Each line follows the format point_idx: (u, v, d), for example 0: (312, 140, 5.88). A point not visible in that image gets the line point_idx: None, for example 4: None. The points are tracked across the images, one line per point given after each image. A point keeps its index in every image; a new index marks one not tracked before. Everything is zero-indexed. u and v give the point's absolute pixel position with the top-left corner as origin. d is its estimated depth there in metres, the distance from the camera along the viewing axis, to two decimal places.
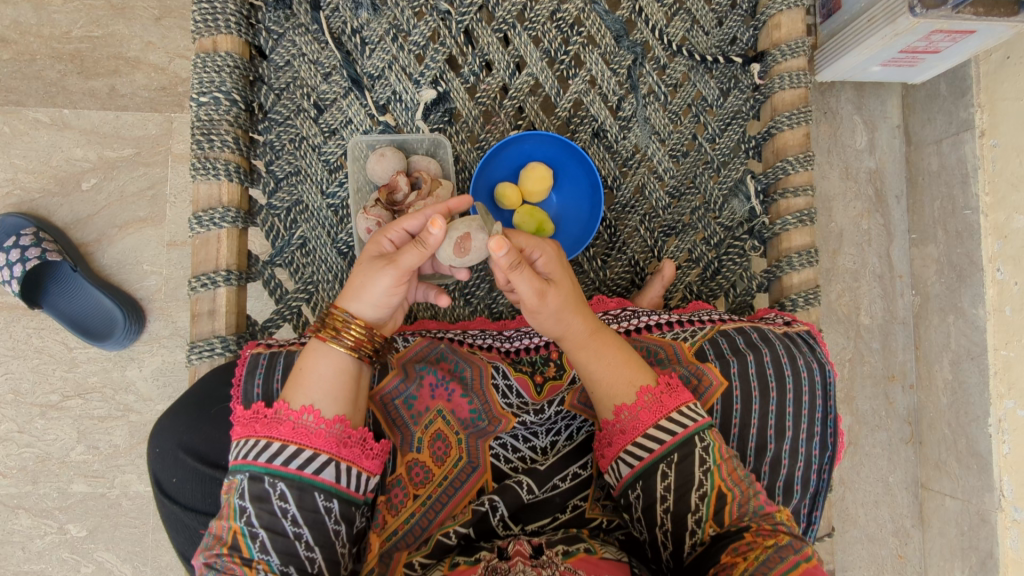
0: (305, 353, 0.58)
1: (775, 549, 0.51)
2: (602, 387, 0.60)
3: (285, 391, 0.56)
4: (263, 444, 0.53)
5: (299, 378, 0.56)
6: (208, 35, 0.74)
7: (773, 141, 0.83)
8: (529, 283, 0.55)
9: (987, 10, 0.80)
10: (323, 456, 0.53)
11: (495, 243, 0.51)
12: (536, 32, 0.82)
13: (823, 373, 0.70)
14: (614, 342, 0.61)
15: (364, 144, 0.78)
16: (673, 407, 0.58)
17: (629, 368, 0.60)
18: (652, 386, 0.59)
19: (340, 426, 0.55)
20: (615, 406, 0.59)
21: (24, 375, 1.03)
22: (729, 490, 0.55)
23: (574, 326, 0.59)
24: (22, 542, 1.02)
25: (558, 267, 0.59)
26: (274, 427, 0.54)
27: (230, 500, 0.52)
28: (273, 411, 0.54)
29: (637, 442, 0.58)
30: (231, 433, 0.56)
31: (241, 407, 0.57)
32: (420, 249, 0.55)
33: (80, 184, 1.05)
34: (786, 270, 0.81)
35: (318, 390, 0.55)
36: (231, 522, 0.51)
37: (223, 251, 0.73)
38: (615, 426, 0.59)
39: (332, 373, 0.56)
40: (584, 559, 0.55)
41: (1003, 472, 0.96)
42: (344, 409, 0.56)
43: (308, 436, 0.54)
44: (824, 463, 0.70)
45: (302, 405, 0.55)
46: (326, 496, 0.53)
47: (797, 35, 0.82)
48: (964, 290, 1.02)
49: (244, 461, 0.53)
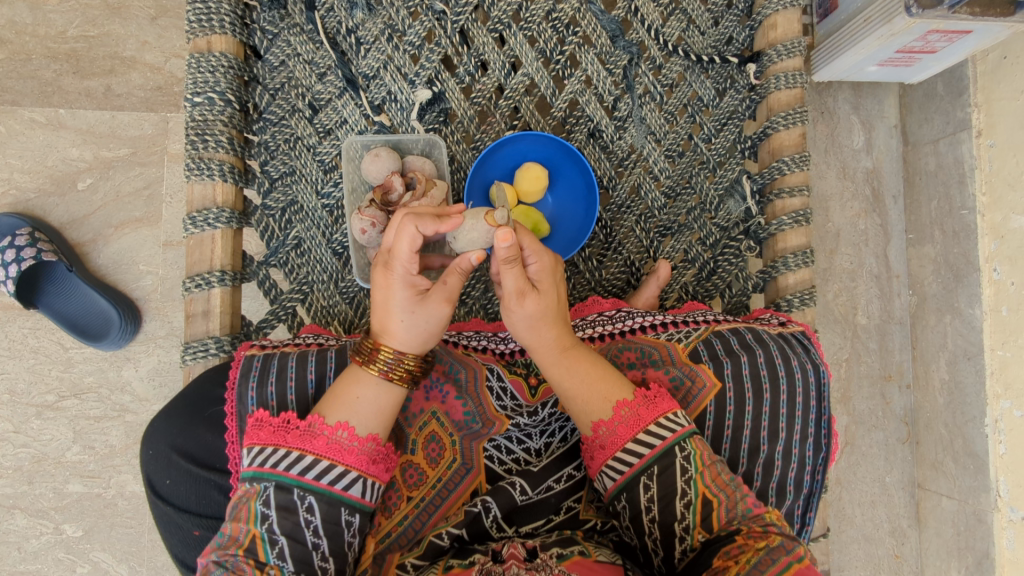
0: (348, 373, 0.58)
1: (766, 550, 0.51)
2: (575, 401, 0.60)
3: (320, 404, 0.56)
4: (295, 456, 0.53)
5: (343, 395, 0.56)
6: (202, 35, 0.73)
7: (769, 141, 0.83)
8: (514, 282, 0.55)
9: (983, 10, 0.80)
10: (353, 472, 0.54)
11: (501, 234, 0.51)
12: (532, 32, 0.82)
13: (817, 374, 0.69)
14: (591, 357, 0.61)
15: (360, 145, 0.78)
16: (651, 419, 0.58)
17: (604, 383, 0.60)
18: (629, 400, 0.58)
19: (373, 444, 0.55)
20: (592, 421, 0.59)
21: (20, 375, 1.03)
22: (715, 496, 0.56)
23: (550, 337, 0.59)
24: (18, 542, 1.02)
25: (548, 276, 0.58)
26: (308, 440, 0.54)
27: (250, 503, 0.52)
28: (308, 423, 0.54)
29: (616, 457, 0.57)
30: (253, 437, 0.55)
31: (263, 412, 0.56)
32: (462, 274, 0.57)
33: (76, 184, 1.05)
34: (781, 270, 0.81)
35: (359, 410, 0.56)
36: (249, 525, 0.51)
37: (217, 251, 0.73)
38: (594, 442, 0.59)
39: (372, 396, 0.57)
40: (579, 562, 0.55)
41: (1000, 472, 0.96)
42: (379, 429, 0.56)
43: (341, 452, 0.54)
44: (818, 464, 0.69)
45: (337, 420, 0.55)
46: (350, 511, 0.54)
47: (793, 35, 0.82)
48: (961, 290, 1.02)
49: (272, 471, 0.53)
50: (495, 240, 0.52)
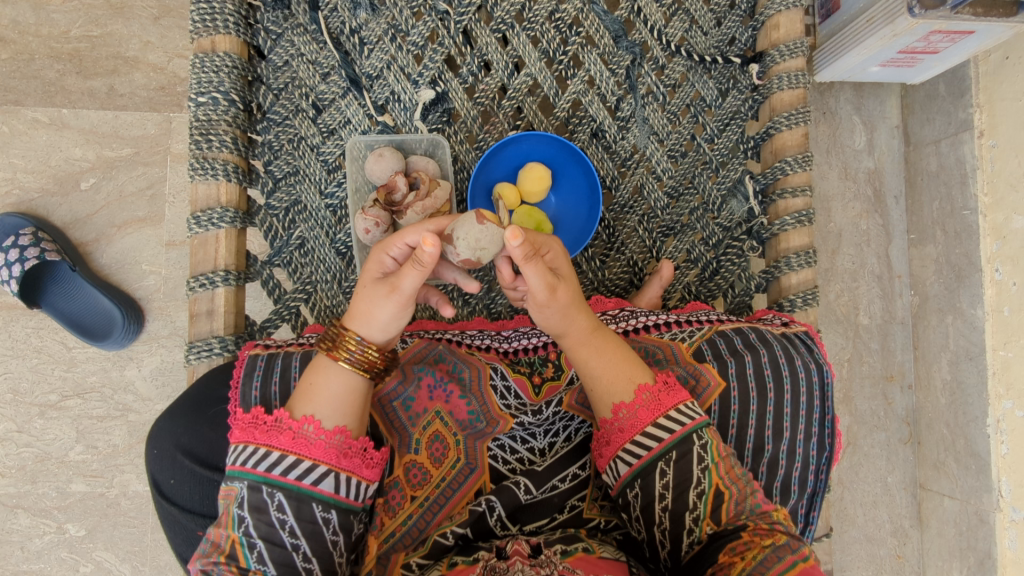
0: (315, 366, 0.57)
1: (772, 548, 0.51)
2: (598, 385, 0.60)
3: (291, 400, 0.56)
4: (262, 452, 0.53)
5: (308, 390, 0.56)
6: (206, 35, 0.74)
7: (772, 141, 0.83)
8: (541, 278, 0.55)
9: (986, 10, 0.80)
10: (321, 467, 0.53)
11: (512, 232, 0.50)
12: (535, 32, 0.82)
13: (820, 374, 0.69)
14: (614, 341, 0.61)
15: (363, 145, 0.78)
16: (671, 404, 0.58)
17: (627, 367, 0.60)
18: (650, 384, 0.59)
19: (340, 437, 0.55)
20: (613, 404, 0.59)
21: (23, 375, 1.03)
22: (727, 488, 0.56)
23: (578, 323, 0.59)
24: (21, 542, 1.02)
25: (567, 264, 0.59)
26: (274, 436, 0.54)
27: (229, 507, 0.52)
28: (274, 419, 0.54)
29: (635, 440, 0.57)
30: (232, 436, 0.55)
31: (242, 410, 0.56)
32: (419, 268, 0.53)
33: (79, 184, 1.05)
34: (784, 270, 0.81)
35: (325, 402, 0.55)
36: (229, 530, 0.52)
37: (221, 251, 0.73)
38: (613, 425, 0.59)
39: (340, 388, 0.56)
40: (582, 558, 0.55)
41: (1002, 472, 0.96)
42: (346, 420, 0.56)
43: (307, 446, 0.54)
44: (822, 464, 0.69)
45: (304, 415, 0.55)
46: (324, 507, 0.53)
47: (796, 35, 0.82)
48: (963, 290, 1.02)
49: (243, 469, 0.53)
50: (506, 239, 0.51)
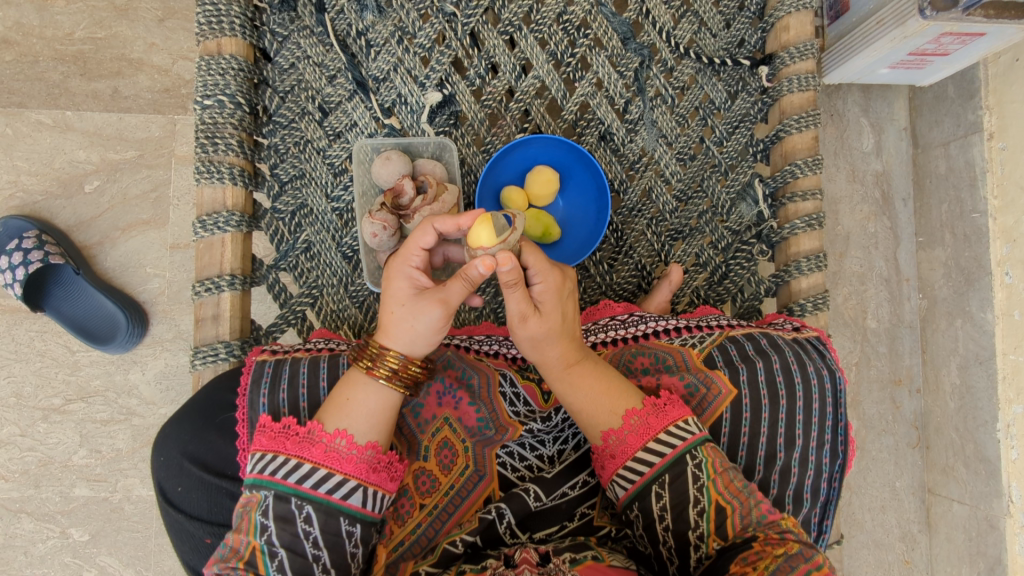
0: (349, 381, 0.57)
1: (784, 557, 0.50)
2: (582, 416, 0.60)
3: (321, 411, 0.56)
4: (293, 464, 0.53)
5: (342, 405, 0.55)
6: (212, 37, 0.73)
7: (782, 144, 0.82)
8: (518, 304, 0.55)
9: (997, 12, 0.80)
10: (352, 481, 0.53)
11: (504, 257, 0.51)
12: (543, 33, 0.82)
13: (833, 380, 0.69)
14: (597, 371, 0.60)
15: (370, 148, 0.78)
16: (661, 427, 0.57)
17: (612, 396, 0.59)
18: (638, 409, 0.58)
19: (372, 452, 0.55)
20: (601, 432, 0.58)
21: (27, 378, 1.03)
22: (728, 503, 0.55)
23: (553, 354, 0.59)
24: (24, 546, 1.01)
25: (555, 296, 0.58)
26: (306, 448, 0.53)
27: (251, 514, 0.52)
28: (306, 430, 0.54)
29: (627, 466, 0.57)
30: (256, 443, 0.55)
31: (268, 418, 0.56)
32: (465, 283, 0.54)
33: (83, 186, 1.05)
34: (794, 274, 0.80)
35: (356, 415, 0.55)
36: (251, 538, 0.51)
37: (227, 255, 0.73)
38: (603, 452, 0.59)
39: (371, 404, 0.56)
40: (592, 566, 0.54)
41: (1011, 478, 0.95)
42: (377, 436, 0.55)
43: (339, 460, 0.53)
44: (834, 472, 0.69)
45: (337, 428, 0.54)
46: (351, 521, 0.53)
47: (806, 37, 0.81)
48: (973, 294, 1.01)
49: (271, 479, 0.52)
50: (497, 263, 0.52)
